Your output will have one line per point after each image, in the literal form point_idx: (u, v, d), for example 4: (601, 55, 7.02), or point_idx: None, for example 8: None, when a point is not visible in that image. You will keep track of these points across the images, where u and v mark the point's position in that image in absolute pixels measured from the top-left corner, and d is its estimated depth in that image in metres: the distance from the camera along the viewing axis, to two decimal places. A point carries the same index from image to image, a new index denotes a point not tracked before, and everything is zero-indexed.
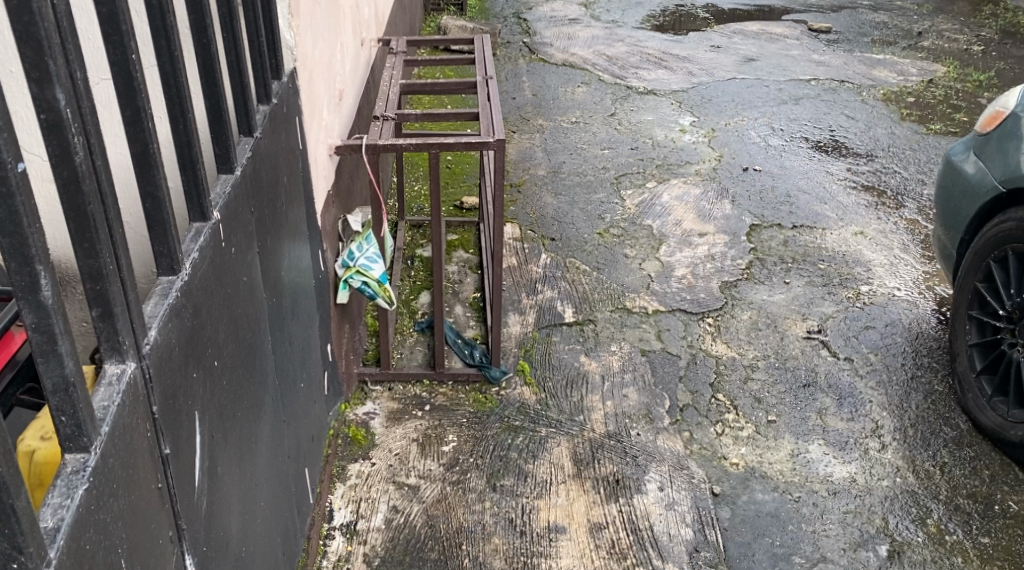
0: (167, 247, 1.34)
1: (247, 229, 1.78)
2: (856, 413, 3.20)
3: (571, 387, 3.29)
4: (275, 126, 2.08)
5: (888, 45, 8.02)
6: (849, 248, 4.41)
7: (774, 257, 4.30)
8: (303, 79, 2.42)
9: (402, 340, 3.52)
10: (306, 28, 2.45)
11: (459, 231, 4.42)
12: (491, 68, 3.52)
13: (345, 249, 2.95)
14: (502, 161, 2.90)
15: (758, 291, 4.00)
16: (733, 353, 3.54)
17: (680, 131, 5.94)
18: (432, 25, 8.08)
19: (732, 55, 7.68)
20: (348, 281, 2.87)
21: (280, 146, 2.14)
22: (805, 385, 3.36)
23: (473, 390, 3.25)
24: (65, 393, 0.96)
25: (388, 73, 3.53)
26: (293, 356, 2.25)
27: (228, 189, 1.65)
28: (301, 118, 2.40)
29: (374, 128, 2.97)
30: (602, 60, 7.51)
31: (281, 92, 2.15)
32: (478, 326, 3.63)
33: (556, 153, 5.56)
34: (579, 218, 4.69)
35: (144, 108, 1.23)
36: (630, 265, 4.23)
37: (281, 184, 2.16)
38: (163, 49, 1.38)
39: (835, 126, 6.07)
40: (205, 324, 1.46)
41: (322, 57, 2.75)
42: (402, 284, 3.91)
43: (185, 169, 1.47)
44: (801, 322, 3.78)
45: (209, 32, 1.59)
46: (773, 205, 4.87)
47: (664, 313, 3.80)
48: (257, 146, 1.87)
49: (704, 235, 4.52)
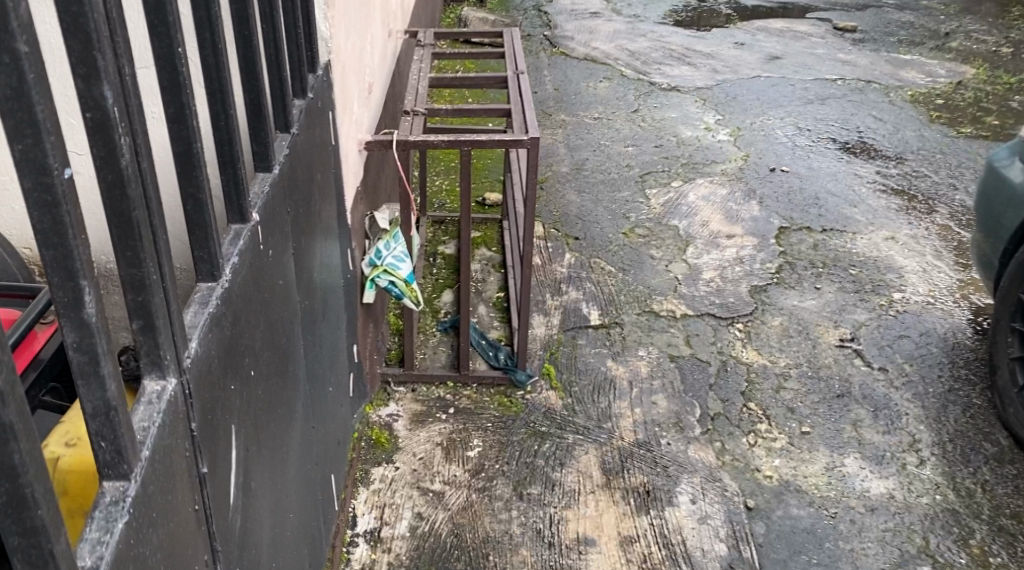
0: (207, 252, 1.25)
1: (283, 230, 1.71)
2: (892, 426, 3.11)
3: (599, 392, 3.20)
4: (310, 121, 2.00)
5: (915, 45, 7.88)
6: (880, 253, 4.31)
7: (804, 261, 4.21)
8: (336, 72, 2.34)
9: (425, 340, 3.45)
10: (340, 20, 2.37)
11: (482, 228, 4.34)
12: (523, 63, 3.42)
13: (371, 247, 2.87)
14: (536, 159, 2.79)
15: (788, 296, 3.91)
16: (764, 360, 3.45)
17: (705, 129, 5.85)
18: (452, 16, 7.99)
19: (756, 53, 7.57)
20: (374, 281, 2.80)
21: (313, 142, 2.06)
22: (838, 395, 3.26)
23: (498, 393, 3.17)
24: (105, 419, 0.88)
25: (416, 66, 3.44)
26: (323, 359, 2.17)
27: (266, 189, 1.57)
28: (333, 113, 2.32)
29: (403, 123, 2.88)
30: (625, 55, 7.40)
31: (316, 85, 2.07)
32: (502, 327, 3.55)
33: (578, 149, 5.47)
34: (603, 218, 4.59)
35: (189, 104, 1.15)
36: (656, 266, 4.14)
37: (315, 181, 2.08)
38: (206, 41, 1.30)
39: (863, 127, 5.95)
40: (243, 332, 1.38)
41: (354, 49, 2.67)
42: (424, 282, 3.83)
43: (225, 168, 1.39)
44: (832, 329, 3.68)
45: (250, 23, 1.51)
46: (802, 207, 4.78)
47: (693, 317, 3.71)
48: (293, 143, 1.79)
49: (732, 237, 4.42)
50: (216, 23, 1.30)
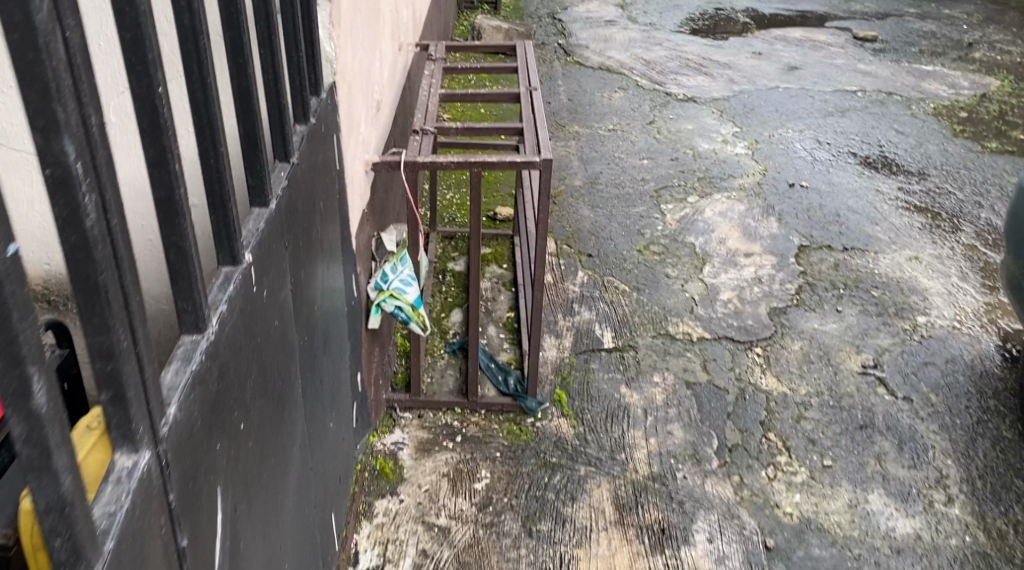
0: (191, 304, 1.16)
1: (280, 266, 1.61)
2: (919, 460, 2.97)
3: (612, 421, 3.09)
4: (312, 148, 1.91)
5: (937, 56, 7.73)
6: (904, 274, 4.17)
7: (824, 282, 4.08)
8: (341, 93, 2.25)
9: (433, 363, 3.34)
10: (346, 39, 2.28)
11: (492, 245, 4.24)
12: (536, 79, 3.32)
13: (377, 270, 2.77)
14: (549, 181, 2.69)
15: (809, 319, 3.79)
16: (784, 388, 3.33)
17: (722, 142, 5.73)
18: (465, 24, 7.90)
19: (774, 63, 7.44)
20: (380, 305, 2.69)
21: (316, 168, 1.96)
22: (861, 426, 3.13)
23: (508, 421, 3.06)
24: (59, 515, 0.78)
25: (426, 81, 3.35)
26: (323, 394, 2.07)
27: (261, 226, 1.48)
28: (338, 135, 2.22)
29: (412, 142, 2.79)
30: (640, 65, 7.29)
31: (319, 109, 1.98)
32: (512, 349, 3.44)
33: (592, 162, 5.36)
34: (617, 234, 4.48)
35: (171, 148, 1.06)
36: (672, 286, 4.02)
37: (316, 209, 1.99)
38: (194, 74, 1.21)
39: (884, 140, 5.81)
40: (231, 384, 1.28)
41: (361, 66, 2.58)
42: (432, 301, 3.73)
43: (215, 208, 1.30)
44: (855, 355, 3.55)
45: (245, 50, 1.41)
46: (822, 224, 4.65)
47: (710, 341, 3.59)
48: (292, 174, 1.70)
49: (750, 255, 4.30)
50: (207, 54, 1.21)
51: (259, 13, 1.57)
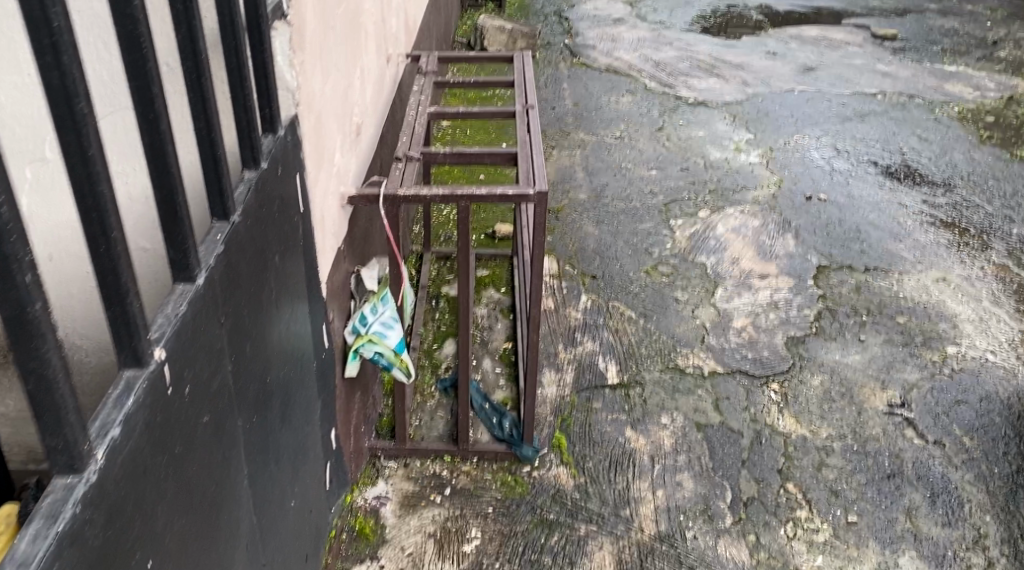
0: (63, 440, 0.94)
1: (212, 351, 1.38)
2: (953, 517, 2.71)
3: (616, 470, 2.83)
4: (263, 199, 1.67)
5: (961, 55, 7.40)
6: (931, 298, 3.89)
7: (846, 307, 3.81)
8: (307, 125, 2.01)
9: (423, 403, 3.10)
10: (314, 63, 2.04)
11: (489, 266, 3.98)
12: (534, 97, 3.07)
13: (356, 311, 2.54)
14: (544, 215, 2.44)
15: (829, 350, 3.52)
16: (803, 430, 3.06)
17: (735, 150, 5.46)
18: (467, 26, 7.65)
19: (789, 64, 7.14)
20: (358, 351, 2.46)
21: (270, 218, 1.73)
22: (888, 475, 2.86)
23: (501, 470, 2.80)
24: None
25: (415, 98, 3.10)
26: (283, 472, 1.83)
27: (181, 310, 1.25)
28: (303, 173, 1.98)
29: (395, 170, 2.54)
30: (649, 66, 7.01)
31: (274, 150, 1.74)
32: (508, 387, 3.19)
33: (598, 173, 5.09)
34: (623, 253, 4.22)
35: (16, 256, 0.82)
36: (681, 312, 3.75)
37: (272, 265, 1.75)
38: (73, 148, 0.96)
39: (906, 148, 5.53)
40: (128, 522, 1.05)
41: (336, 90, 2.34)
42: (424, 331, 3.49)
43: (110, 303, 1.08)
44: (880, 392, 3.28)
45: (156, 103, 1.16)
46: (842, 241, 4.38)
47: (722, 376, 3.32)
48: (231, 237, 1.47)
49: (765, 277, 4.03)
50: (89, 122, 0.96)
51: (185, 51, 1.32)
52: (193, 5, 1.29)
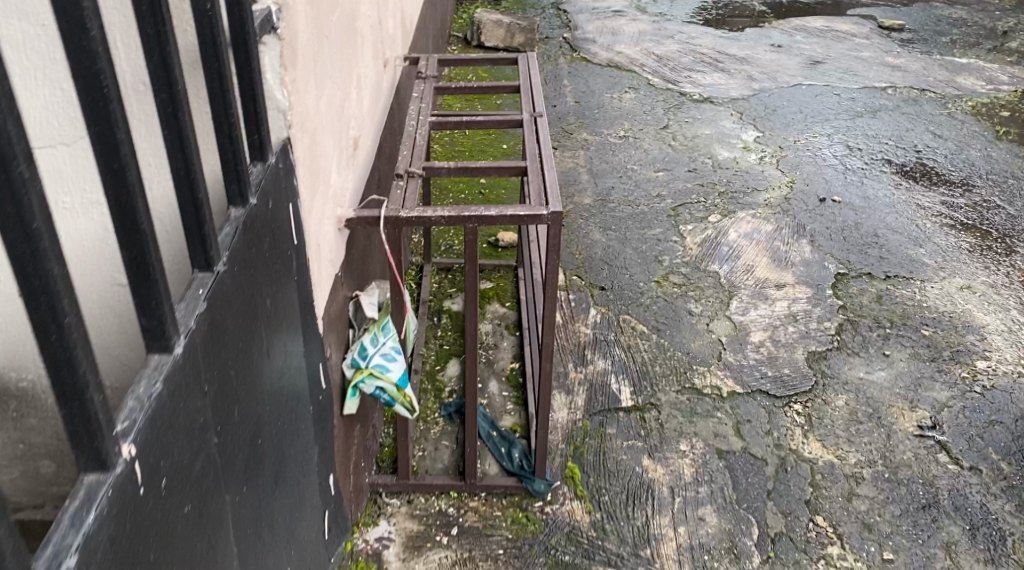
0: None
1: (196, 429, 1.18)
2: (996, 553, 2.55)
3: (634, 503, 2.66)
4: (252, 239, 1.47)
5: (971, 47, 7.22)
6: (957, 308, 3.73)
7: (868, 319, 3.64)
8: (301, 146, 1.81)
9: (426, 431, 2.91)
10: (307, 78, 1.84)
11: (493, 278, 3.79)
12: (542, 104, 2.88)
13: (355, 342, 2.34)
14: (558, 236, 2.24)
15: (853, 366, 3.35)
16: (830, 456, 2.89)
17: (743, 149, 5.27)
18: (462, 21, 7.42)
19: (795, 57, 6.94)
20: (358, 386, 2.26)
21: (261, 258, 1.52)
22: (924, 506, 2.70)
23: (512, 507, 2.62)
24: None
25: (415, 105, 2.90)
26: (276, 538, 1.63)
27: (155, 390, 1.05)
28: (298, 201, 1.79)
29: (396, 188, 2.35)
30: (652, 61, 6.79)
31: (263, 183, 1.54)
32: (516, 412, 3.00)
33: (602, 175, 4.90)
34: (633, 262, 4.03)
35: None
36: (696, 326, 3.56)
37: (264, 309, 1.55)
38: (10, 220, 0.77)
39: (920, 145, 5.36)
40: None
41: (331, 104, 2.14)
42: (426, 350, 3.29)
43: (65, 401, 0.87)
44: (909, 413, 3.12)
45: (122, 150, 0.96)
46: (859, 246, 4.21)
47: (742, 396, 3.15)
48: (215, 290, 1.26)
49: (782, 286, 3.85)
50: (35, 188, 0.77)
51: (158, 81, 1.12)
52: (166, 28, 1.09)
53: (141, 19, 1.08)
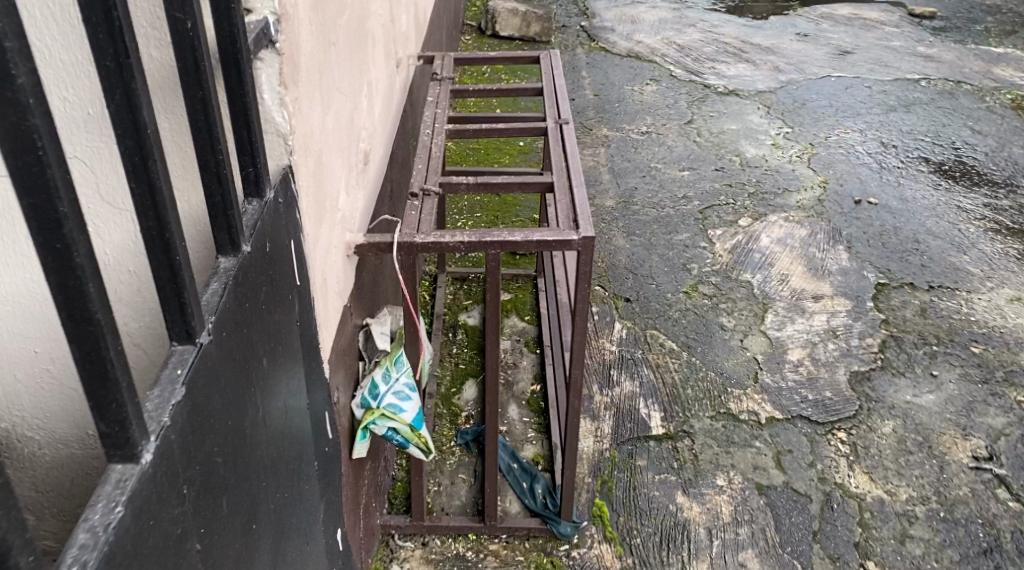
0: None
1: (171, 545, 0.96)
2: None
3: (669, 547, 2.45)
4: (246, 294, 1.25)
5: (1007, 35, 6.91)
6: (1008, 323, 3.49)
7: (913, 334, 3.40)
8: (303, 173, 1.59)
9: (442, 462, 2.70)
10: (311, 93, 1.62)
11: (512, 289, 3.56)
12: (567, 110, 2.65)
13: (365, 378, 2.12)
14: (590, 263, 2.02)
15: (899, 387, 3.12)
16: (880, 492, 2.67)
17: (772, 146, 5.01)
18: (475, 10, 7.16)
19: (823, 46, 6.65)
20: (368, 429, 2.04)
21: (257, 312, 1.30)
22: (985, 551, 2.49)
23: (535, 551, 2.41)
24: None
25: (430, 111, 2.67)
26: None
27: (113, 517, 0.83)
28: (300, 236, 1.57)
29: (410, 209, 2.13)
30: (673, 51, 6.52)
31: (259, 224, 1.32)
32: (539, 441, 2.78)
33: (625, 175, 4.65)
34: (659, 270, 3.79)
35: None
36: (728, 342, 3.34)
37: (261, 371, 1.33)
38: None
39: (959, 142, 5.10)
40: None
41: (340, 118, 1.92)
42: (441, 370, 3.08)
43: None
44: (963, 441, 2.89)
45: (66, 227, 0.75)
46: (900, 253, 3.96)
47: (781, 423, 2.92)
48: (197, 368, 1.05)
49: (820, 298, 3.62)
50: None
51: (121, 125, 0.91)
52: (129, 60, 0.88)
53: (97, 51, 0.86)
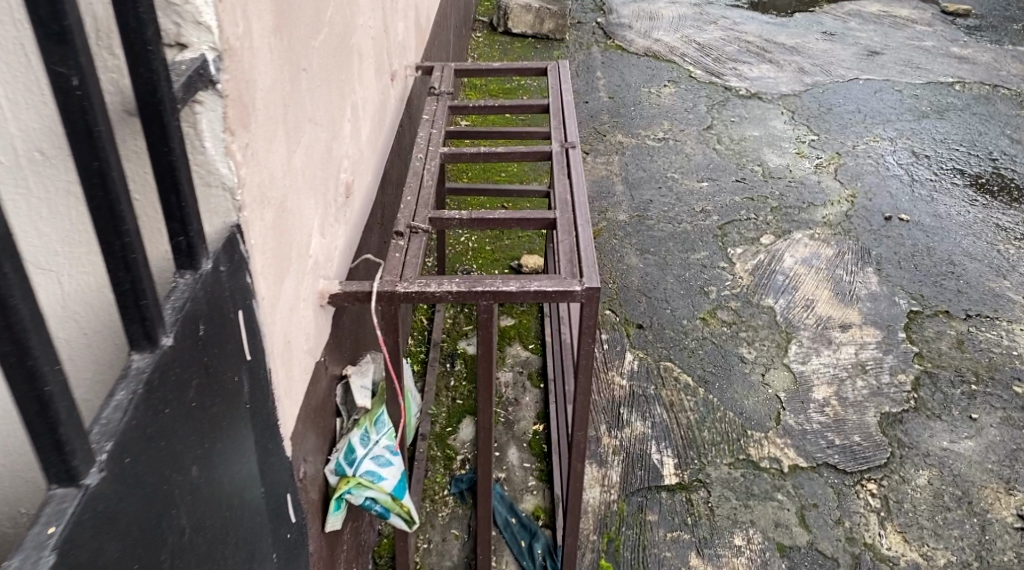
0: None
1: None
2: None
3: None
4: (165, 397, 1.03)
5: None
6: None
7: (950, 370, 3.14)
8: (258, 228, 1.36)
9: (433, 514, 2.48)
10: (269, 133, 1.39)
11: (515, 313, 3.33)
12: (575, 132, 2.40)
13: (342, 439, 1.89)
14: (595, 317, 1.78)
15: (934, 431, 2.87)
16: (915, 556, 2.43)
17: (796, 154, 4.74)
18: (487, 6, 6.89)
19: (850, 46, 6.33)
20: (343, 498, 1.82)
21: (182, 412, 1.07)
22: None
23: None
24: None
25: (423, 130, 2.44)
26: None
27: None
28: (251, 304, 1.34)
29: (394, 250, 1.90)
30: (693, 50, 6.23)
31: (189, 305, 1.10)
32: (539, 490, 2.56)
33: (640, 186, 4.39)
34: (674, 294, 3.54)
35: None
36: (748, 377, 3.08)
37: (191, 481, 1.10)
38: None
39: (996, 153, 4.80)
40: None
41: (313, 153, 1.69)
42: (436, 406, 2.85)
43: None
44: (1005, 496, 2.64)
45: None
46: (934, 276, 3.69)
47: (805, 472, 2.68)
48: (77, 522, 0.82)
49: (847, 327, 3.36)
50: None
51: None
52: None
53: None
